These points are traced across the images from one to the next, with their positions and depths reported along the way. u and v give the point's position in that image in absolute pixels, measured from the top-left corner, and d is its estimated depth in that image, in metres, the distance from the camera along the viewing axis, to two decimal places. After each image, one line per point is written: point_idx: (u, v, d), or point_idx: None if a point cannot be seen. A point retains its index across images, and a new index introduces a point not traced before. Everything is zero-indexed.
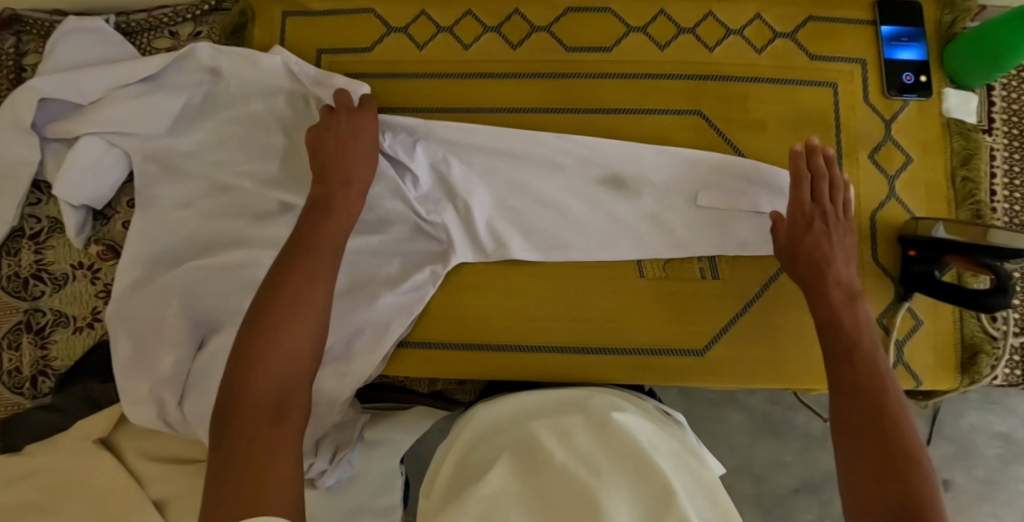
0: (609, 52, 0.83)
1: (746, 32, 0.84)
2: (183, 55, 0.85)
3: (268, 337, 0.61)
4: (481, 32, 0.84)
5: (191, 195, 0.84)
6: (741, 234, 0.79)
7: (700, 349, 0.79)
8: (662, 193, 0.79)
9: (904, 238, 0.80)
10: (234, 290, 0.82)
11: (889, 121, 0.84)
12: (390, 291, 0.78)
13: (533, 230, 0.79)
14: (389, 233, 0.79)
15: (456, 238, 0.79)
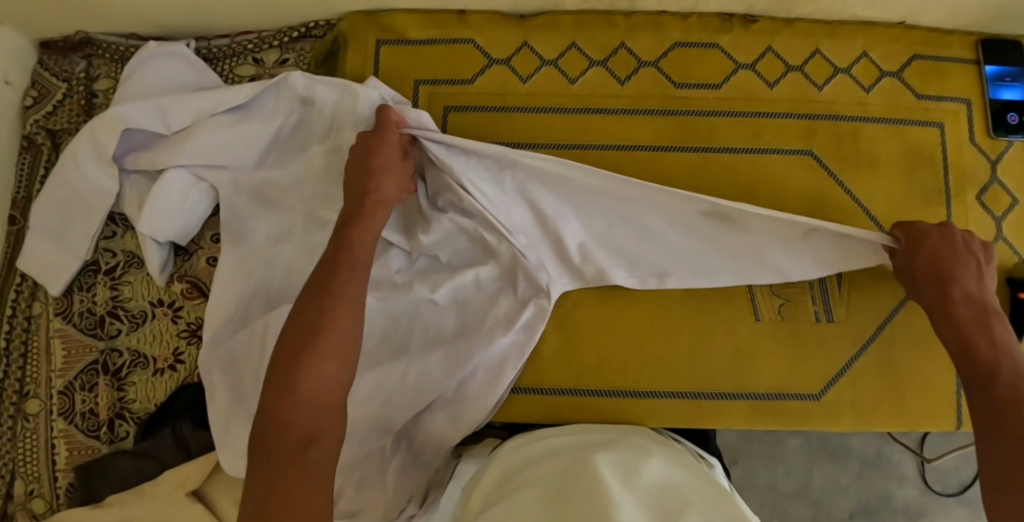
0: (718, 89, 0.82)
1: (854, 71, 0.83)
2: (276, 82, 0.79)
3: (290, 368, 0.55)
4: (587, 66, 0.83)
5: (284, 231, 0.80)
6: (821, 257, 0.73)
7: (816, 393, 0.78)
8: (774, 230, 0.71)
9: (1015, 279, 0.80)
10: None
11: (994, 161, 0.84)
12: (505, 333, 0.75)
13: (631, 258, 0.75)
14: (496, 261, 0.75)
15: (548, 263, 0.76)
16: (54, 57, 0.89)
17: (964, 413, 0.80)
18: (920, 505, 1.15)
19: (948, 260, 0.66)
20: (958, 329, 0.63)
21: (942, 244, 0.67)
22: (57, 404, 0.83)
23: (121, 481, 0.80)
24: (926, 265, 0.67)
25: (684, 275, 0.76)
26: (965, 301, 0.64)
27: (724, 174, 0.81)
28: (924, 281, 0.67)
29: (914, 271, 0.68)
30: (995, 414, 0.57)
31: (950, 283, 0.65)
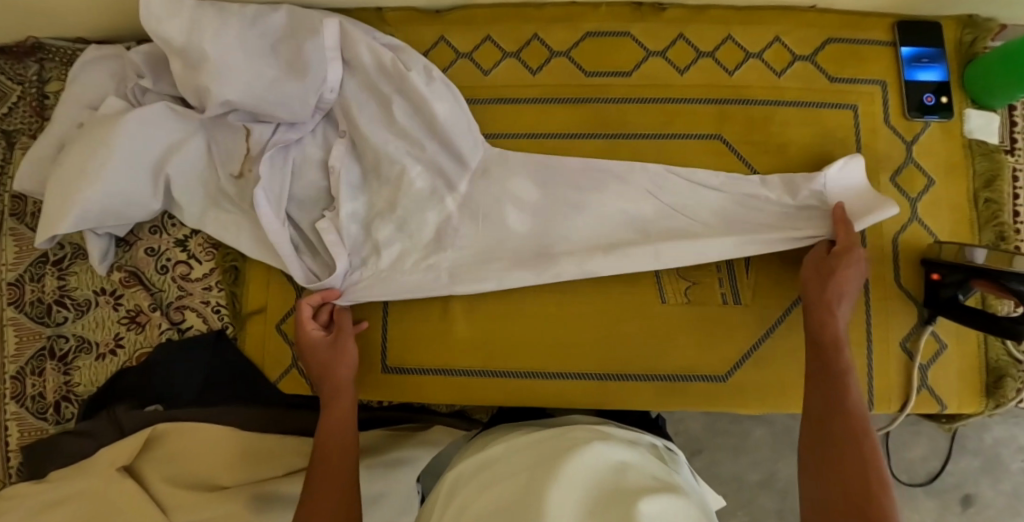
0: (628, 76, 0.84)
1: (765, 56, 0.84)
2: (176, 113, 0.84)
3: (329, 468, 0.70)
4: (501, 58, 0.85)
5: (231, 219, 0.85)
6: (411, 65, 0.80)
7: (722, 374, 0.79)
8: (399, 86, 0.80)
9: (927, 262, 0.80)
10: (235, 226, 0.85)
11: (911, 143, 0.83)
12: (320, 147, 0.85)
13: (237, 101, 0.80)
14: (282, 87, 0.80)
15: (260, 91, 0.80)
16: (10, 62, 0.95)
17: (875, 394, 0.80)
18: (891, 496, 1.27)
19: (832, 286, 0.72)
20: (817, 312, 0.72)
21: (813, 281, 0.73)
22: (10, 388, 0.87)
23: (66, 457, 0.83)
24: (812, 272, 0.74)
25: (366, 76, 0.82)
26: (834, 342, 0.70)
27: (636, 159, 0.82)
28: (810, 311, 0.72)
29: (818, 281, 0.73)
30: (840, 425, 0.65)
31: (830, 321, 0.71)
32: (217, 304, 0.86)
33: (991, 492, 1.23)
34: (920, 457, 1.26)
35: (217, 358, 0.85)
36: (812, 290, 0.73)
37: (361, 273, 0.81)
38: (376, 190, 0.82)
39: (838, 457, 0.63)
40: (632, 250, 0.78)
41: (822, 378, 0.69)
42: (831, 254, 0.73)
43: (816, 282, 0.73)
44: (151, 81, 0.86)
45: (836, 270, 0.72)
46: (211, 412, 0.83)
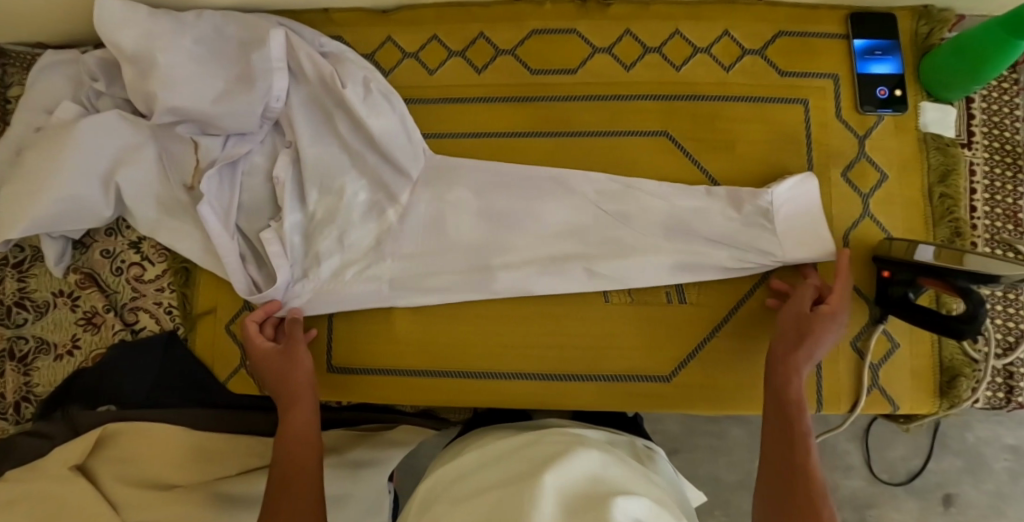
0: (574, 74, 0.83)
1: (714, 50, 0.83)
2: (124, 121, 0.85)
3: (284, 484, 0.68)
4: (447, 56, 0.85)
5: (181, 226, 0.85)
6: (343, 75, 0.81)
7: (666, 375, 0.78)
8: (331, 99, 0.82)
9: (879, 259, 0.78)
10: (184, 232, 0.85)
11: (863, 137, 0.82)
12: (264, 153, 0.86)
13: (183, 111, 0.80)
14: (225, 98, 0.81)
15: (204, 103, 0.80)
16: None
17: (823, 395, 0.78)
18: (870, 495, 1.18)
19: (806, 349, 0.70)
20: (788, 366, 0.70)
21: (789, 333, 0.71)
22: None
23: (17, 460, 0.80)
24: (789, 330, 0.72)
25: (306, 90, 0.83)
26: (796, 402, 0.68)
27: (580, 158, 0.82)
28: (776, 362, 0.71)
29: (794, 341, 0.71)
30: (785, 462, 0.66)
31: (794, 378, 0.69)
32: (170, 305, 0.87)
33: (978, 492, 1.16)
34: (901, 456, 1.17)
35: (169, 359, 0.87)
36: (783, 342, 0.71)
37: (303, 285, 0.82)
38: (316, 202, 0.83)
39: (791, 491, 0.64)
40: (570, 266, 0.79)
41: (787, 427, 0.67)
42: (815, 313, 0.71)
43: (793, 339, 0.71)
44: (104, 84, 0.86)
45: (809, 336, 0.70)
46: (162, 412, 0.84)
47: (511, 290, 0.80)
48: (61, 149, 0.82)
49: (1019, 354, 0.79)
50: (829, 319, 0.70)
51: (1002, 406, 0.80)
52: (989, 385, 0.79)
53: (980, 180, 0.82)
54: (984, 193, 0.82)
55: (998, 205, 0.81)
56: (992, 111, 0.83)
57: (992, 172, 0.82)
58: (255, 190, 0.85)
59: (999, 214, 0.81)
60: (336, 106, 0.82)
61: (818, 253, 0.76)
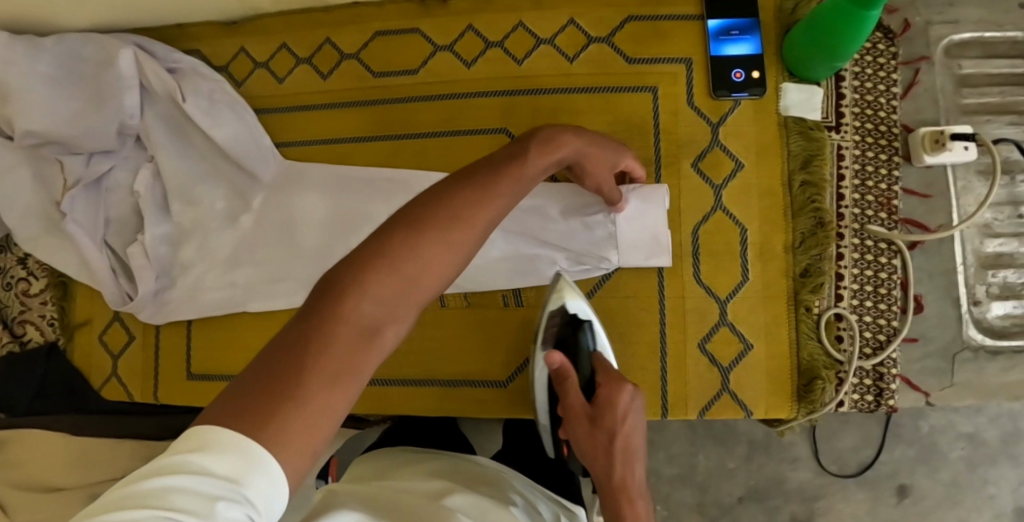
0: (416, 74, 0.81)
1: (558, 41, 0.79)
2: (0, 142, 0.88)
3: (395, 260, 0.43)
4: (294, 64, 0.85)
5: (56, 246, 0.89)
6: (190, 86, 0.81)
7: (501, 380, 0.76)
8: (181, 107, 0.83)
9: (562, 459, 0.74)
10: (59, 248, 0.88)
11: (716, 124, 0.77)
12: (128, 169, 0.87)
13: (40, 132, 0.83)
14: (78, 116, 0.84)
15: (61, 124, 0.83)
16: None
17: (667, 401, 0.74)
18: (816, 488, 0.98)
19: (617, 472, 0.58)
20: (619, 484, 0.58)
21: (599, 466, 0.60)
22: None
23: None
24: (601, 449, 0.60)
25: (161, 103, 0.84)
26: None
27: (422, 160, 0.81)
28: (608, 497, 0.59)
29: (604, 460, 0.59)
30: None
31: (626, 512, 0.57)
32: (52, 317, 0.91)
33: (935, 484, 0.95)
34: (849, 446, 0.98)
35: (50, 366, 0.91)
36: (599, 468, 0.60)
37: (171, 294, 0.84)
38: (178, 213, 0.84)
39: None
40: None
41: None
42: (599, 409, 0.61)
43: (605, 459, 0.60)
44: None
45: (617, 439, 0.59)
46: (45, 419, 0.88)
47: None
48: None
49: (889, 353, 0.73)
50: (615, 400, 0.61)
51: (873, 410, 0.74)
52: (855, 387, 0.74)
53: (849, 165, 0.76)
54: (853, 179, 0.76)
55: (868, 191, 0.76)
56: (864, 90, 0.77)
57: (863, 155, 0.76)
58: (121, 204, 0.87)
59: (869, 202, 0.76)
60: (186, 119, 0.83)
61: (654, 257, 0.74)
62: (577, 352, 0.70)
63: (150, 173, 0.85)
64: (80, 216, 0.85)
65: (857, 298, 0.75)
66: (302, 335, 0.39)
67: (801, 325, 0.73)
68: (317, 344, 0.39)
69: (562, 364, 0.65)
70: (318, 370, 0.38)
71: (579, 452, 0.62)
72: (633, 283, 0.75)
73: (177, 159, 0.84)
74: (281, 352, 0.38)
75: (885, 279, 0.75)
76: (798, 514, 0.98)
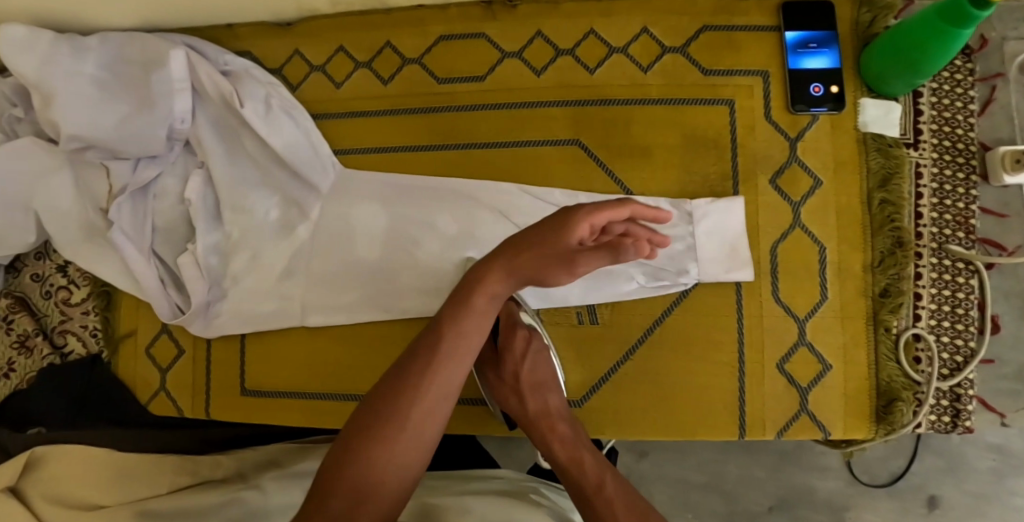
0: (483, 81, 0.79)
1: (631, 50, 0.77)
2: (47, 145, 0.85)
3: (408, 401, 0.56)
4: (353, 68, 0.81)
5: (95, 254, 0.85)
6: (244, 90, 0.78)
7: (577, 399, 0.74)
8: (233, 111, 0.79)
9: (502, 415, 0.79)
10: (99, 256, 0.85)
11: (794, 139, 0.75)
12: (175, 175, 0.84)
13: (87, 137, 0.80)
14: (126, 119, 0.80)
15: (108, 129, 0.79)
16: None
17: (745, 420, 0.73)
18: (845, 498, 0.91)
19: (531, 405, 0.68)
20: (541, 424, 0.67)
21: (514, 407, 0.68)
22: None
23: None
24: (513, 390, 0.68)
25: (213, 108, 0.81)
26: (570, 460, 0.64)
27: (492, 172, 0.78)
28: (531, 431, 0.68)
29: (520, 401, 0.68)
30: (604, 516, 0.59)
31: (553, 439, 0.65)
32: (95, 328, 0.88)
33: (966, 495, 0.88)
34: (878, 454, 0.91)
35: (91, 380, 0.87)
36: (515, 407, 0.69)
37: (221, 305, 0.81)
38: (231, 222, 0.81)
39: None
40: None
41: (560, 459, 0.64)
42: (502, 356, 0.69)
43: (516, 398, 0.68)
44: (23, 110, 0.87)
45: (521, 376, 0.68)
46: (88, 434, 0.85)
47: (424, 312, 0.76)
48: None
49: (966, 375, 0.73)
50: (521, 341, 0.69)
51: (948, 431, 0.74)
52: (932, 408, 0.74)
53: (927, 183, 0.75)
54: (932, 198, 0.75)
55: (946, 210, 0.75)
56: (942, 106, 0.76)
57: (941, 173, 0.75)
58: (169, 211, 0.83)
59: (948, 221, 0.75)
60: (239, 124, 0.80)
61: (736, 269, 0.72)
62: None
63: (200, 179, 0.82)
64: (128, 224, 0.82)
65: (935, 319, 0.74)
66: (345, 469, 0.53)
67: (880, 346, 0.73)
68: (357, 470, 0.53)
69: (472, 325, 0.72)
70: (353, 488, 0.52)
71: (498, 399, 0.70)
72: (711, 301, 0.74)
73: (231, 166, 0.81)
74: (321, 485, 0.53)
75: (962, 299, 0.74)
76: None
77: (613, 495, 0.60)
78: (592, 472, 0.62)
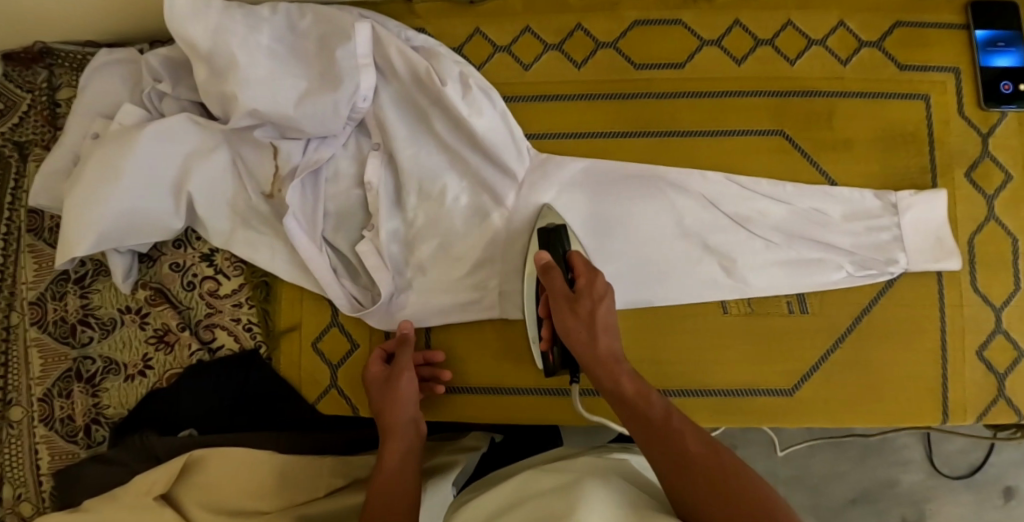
0: (682, 69, 0.77)
1: (829, 42, 0.78)
2: (201, 123, 0.79)
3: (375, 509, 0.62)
4: (542, 50, 0.79)
5: (256, 242, 0.80)
6: (441, 68, 0.74)
7: (789, 389, 0.75)
8: (423, 88, 0.75)
9: (551, 370, 0.75)
10: (261, 244, 0.79)
11: (985, 135, 0.77)
12: (350, 157, 0.79)
13: (260, 112, 0.73)
14: (306, 95, 0.73)
15: (285, 104, 0.73)
16: (17, 69, 0.92)
17: (948, 407, 0.75)
18: (921, 489, 1.16)
19: (602, 344, 0.66)
20: (610, 368, 0.65)
21: (581, 343, 0.67)
22: (38, 411, 0.86)
23: (93, 487, 0.79)
24: (585, 320, 0.67)
25: (396, 86, 0.76)
26: (637, 393, 0.63)
27: (694, 160, 0.77)
28: (599, 371, 0.65)
29: (590, 338, 0.66)
30: (673, 443, 0.58)
31: (620, 376, 0.64)
32: (249, 322, 0.82)
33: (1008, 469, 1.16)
34: (959, 449, 1.16)
35: (247, 378, 0.81)
36: (580, 341, 0.67)
37: (407, 297, 0.77)
38: (415, 208, 0.77)
39: (699, 473, 0.56)
40: (702, 269, 0.75)
41: (638, 414, 0.62)
42: (576, 290, 0.69)
43: (587, 333, 0.67)
44: (169, 85, 0.80)
45: (597, 313, 0.67)
46: (246, 436, 0.80)
47: (631, 301, 0.75)
48: (122, 161, 0.77)
49: None
50: (596, 277, 0.69)
51: None
52: None
53: None
54: None
55: None
56: None
57: None
58: (343, 196, 0.78)
59: None
60: (429, 103, 0.75)
61: (943, 259, 0.74)
62: (557, 245, 0.72)
63: (381, 161, 0.77)
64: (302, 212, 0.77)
65: None
66: None
67: None
68: None
69: (542, 254, 0.70)
70: None
71: (559, 331, 0.69)
72: (916, 290, 0.75)
73: (416, 148, 0.76)
74: None
75: None
76: (908, 514, 1.16)
77: (678, 427, 0.60)
78: (657, 404, 0.62)
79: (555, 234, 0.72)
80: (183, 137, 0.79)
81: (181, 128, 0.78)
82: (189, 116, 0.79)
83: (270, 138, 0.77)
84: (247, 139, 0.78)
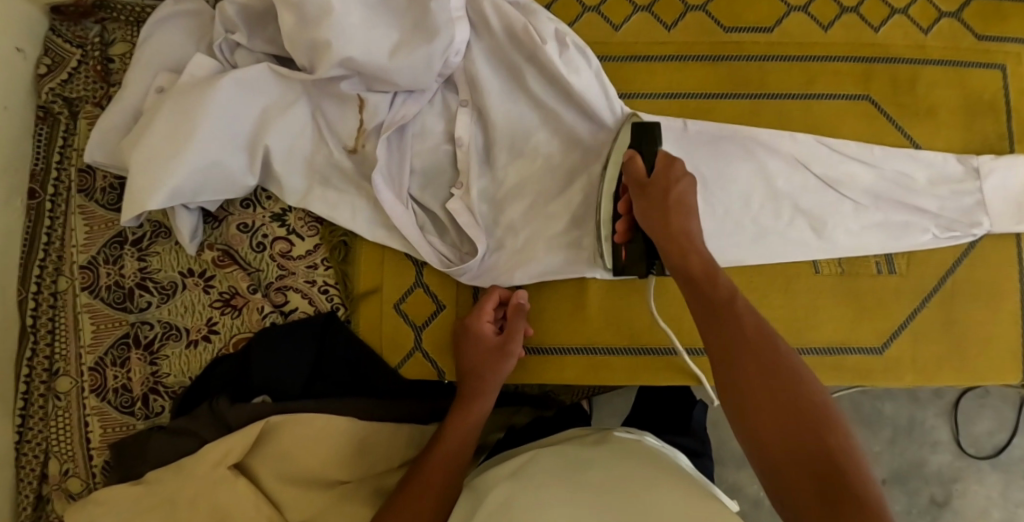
0: (770, 33, 0.78)
1: (911, 12, 0.79)
2: (280, 74, 0.75)
3: (416, 479, 0.67)
4: (632, 11, 0.79)
5: (337, 199, 0.77)
6: (540, 24, 0.73)
7: (878, 346, 0.76)
8: (520, 45, 0.73)
9: (621, 267, 0.70)
10: (342, 203, 0.77)
11: None
12: (436, 113, 0.77)
13: (354, 63, 0.71)
14: (402, 46, 0.71)
15: (381, 54, 0.71)
16: (66, 23, 0.88)
17: None
18: (954, 471, 1.11)
19: (674, 218, 0.62)
20: (682, 251, 0.61)
21: (653, 215, 0.62)
22: (89, 381, 0.80)
23: (158, 458, 0.75)
24: (655, 198, 0.63)
25: (490, 42, 0.74)
26: (705, 273, 0.59)
27: (782, 123, 0.77)
28: (667, 244, 0.61)
29: (662, 214, 0.62)
30: (735, 325, 0.55)
31: (691, 253, 0.60)
32: (325, 284, 0.80)
33: None
34: (986, 430, 1.11)
35: (325, 344, 0.78)
36: (651, 219, 0.63)
37: (497, 256, 0.76)
38: (505, 166, 0.76)
39: (768, 373, 0.52)
40: (794, 228, 0.75)
41: (711, 298, 0.57)
42: (653, 176, 0.64)
43: (659, 212, 0.62)
44: (245, 36, 0.77)
45: (671, 193, 0.63)
46: (325, 402, 0.76)
47: (724, 260, 0.75)
48: (197, 114, 0.72)
49: None
50: (675, 162, 0.65)
51: None
52: None
53: None
54: None
55: None
56: None
57: None
58: (430, 153, 0.77)
59: None
60: (523, 60, 0.74)
61: None
62: (652, 140, 0.69)
63: (470, 118, 0.76)
64: (390, 169, 0.75)
65: None
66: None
67: None
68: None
69: (632, 153, 0.67)
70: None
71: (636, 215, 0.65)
72: (998, 252, 0.77)
73: (508, 107, 0.75)
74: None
75: None
76: (937, 495, 1.10)
77: (745, 311, 0.56)
78: (724, 285, 0.58)
79: (649, 128, 0.69)
80: (256, 88, 0.75)
81: (256, 78, 0.75)
82: (262, 66, 0.75)
83: (358, 91, 0.74)
84: (328, 93, 0.75)
